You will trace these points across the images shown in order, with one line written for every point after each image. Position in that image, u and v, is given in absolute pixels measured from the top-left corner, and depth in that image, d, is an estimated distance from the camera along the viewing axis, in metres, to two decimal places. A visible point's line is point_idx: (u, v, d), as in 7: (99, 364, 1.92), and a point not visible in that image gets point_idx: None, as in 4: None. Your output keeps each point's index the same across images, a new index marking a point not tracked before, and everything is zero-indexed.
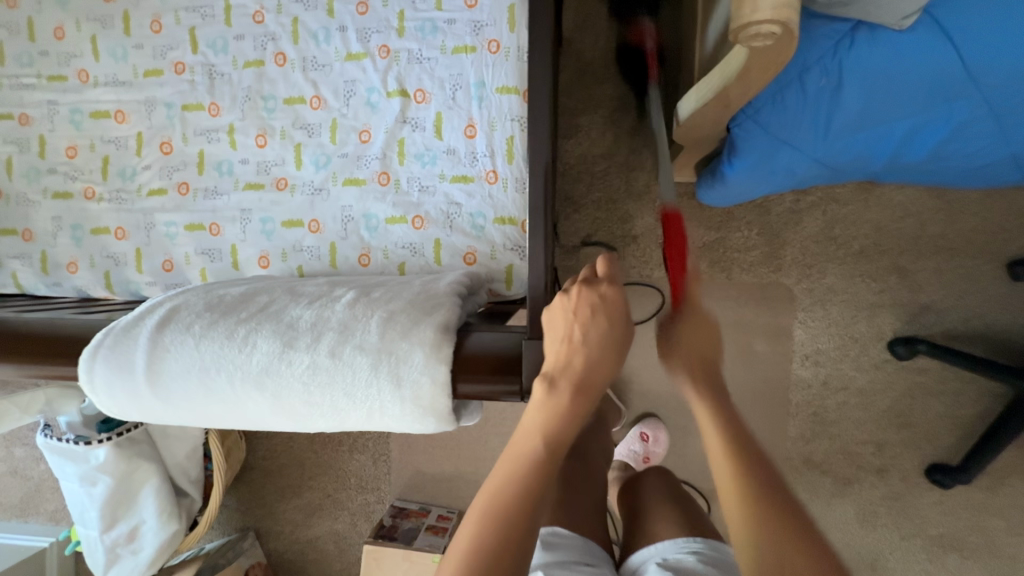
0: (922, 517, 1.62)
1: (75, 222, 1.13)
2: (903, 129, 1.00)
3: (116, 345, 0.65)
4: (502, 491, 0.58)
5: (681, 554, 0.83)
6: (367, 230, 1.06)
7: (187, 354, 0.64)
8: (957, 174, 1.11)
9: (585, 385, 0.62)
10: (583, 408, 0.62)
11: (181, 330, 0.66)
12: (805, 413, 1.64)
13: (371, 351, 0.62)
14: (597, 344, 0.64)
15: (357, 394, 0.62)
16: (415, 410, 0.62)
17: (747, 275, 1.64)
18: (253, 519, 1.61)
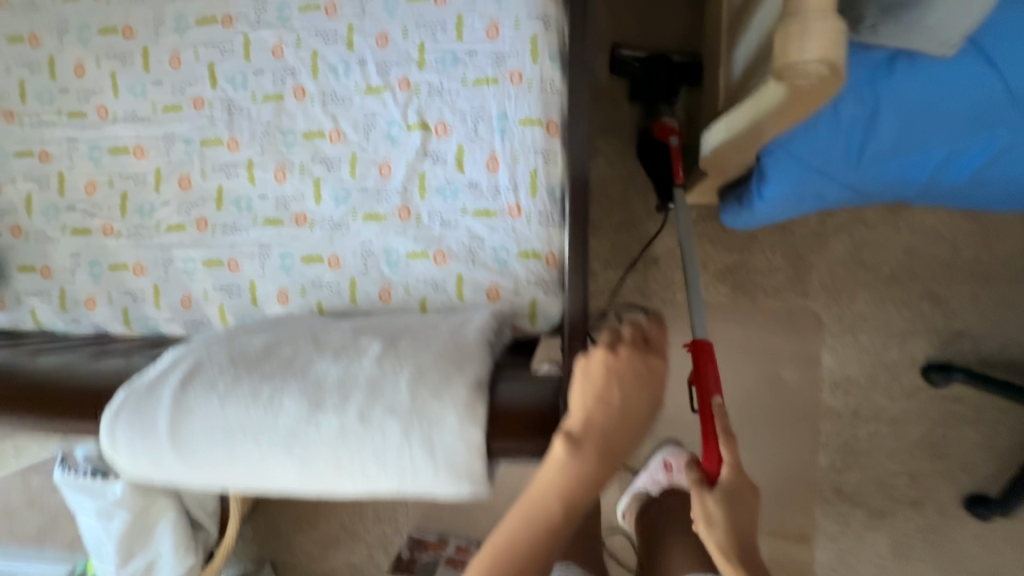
0: (960, 551, 1.56)
1: (94, 258, 1.12)
2: (941, 155, 0.97)
3: (139, 406, 0.63)
4: (517, 535, 0.61)
5: None
6: (388, 265, 1.03)
7: (211, 414, 0.62)
8: (997, 199, 1.06)
9: (610, 449, 0.64)
10: (604, 470, 0.64)
11: (204, 388, 0.64)
12: (836, 443, 1.60)
13: (402, 413, 0.60)
14: (629, 413, 0.66)
15: (388, 459, 0.60)
16: (448, 475, 0.59)
17: (771, 299, 1.61)
18: (268, 553, 1.56)
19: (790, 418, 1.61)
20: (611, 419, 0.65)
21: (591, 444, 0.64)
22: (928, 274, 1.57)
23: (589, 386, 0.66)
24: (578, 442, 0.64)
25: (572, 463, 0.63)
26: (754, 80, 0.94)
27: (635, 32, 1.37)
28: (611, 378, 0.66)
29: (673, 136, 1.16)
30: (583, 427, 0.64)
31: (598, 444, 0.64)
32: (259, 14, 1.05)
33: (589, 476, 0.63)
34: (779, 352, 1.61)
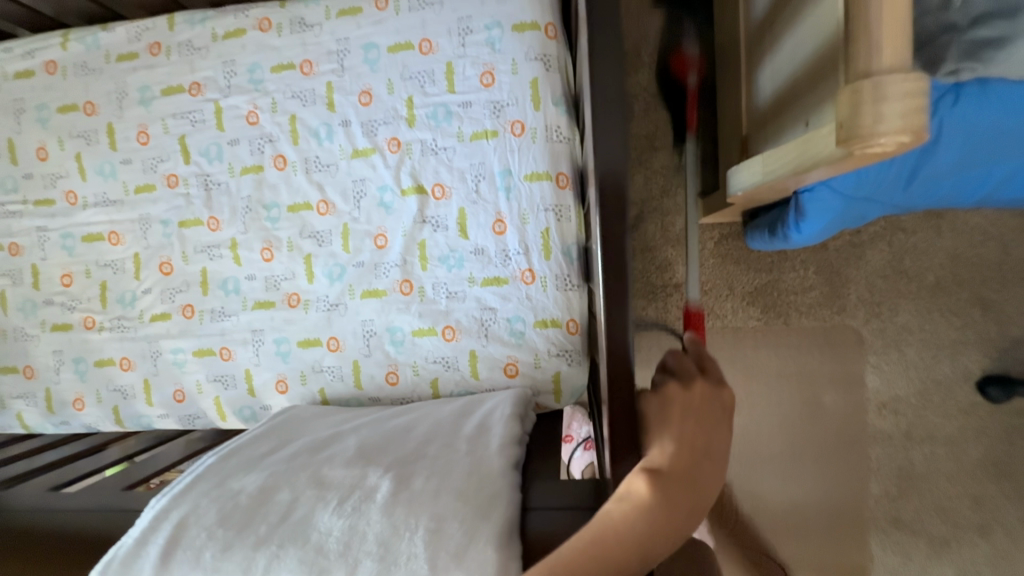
0: None
1: (78, 355, 1.04)
2: (1003, 171, 0.88)
3: None
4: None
5: None
6: (393, 344, 0.94)
7: None
8: None
9: (698, 492, 0.48)
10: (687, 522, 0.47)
11: (190, 562, 0.55)
12: (887, 467, 1.48)
13: None
14: (715, 457, 0.51)
15: None
16: None
17: (808, 319, 1.47)
18: None
19: (835, 445, 1.49)
20: (699, 466, 0.49)
21: (677, 494, 0.48)
22: (978, 279, 1.43)
23: (663, 423, 0.52)
24: (656, 484, 0.48)
25: (653, 516, 0.46)
26: (791, 112, 0.82)
27: (641, 46, 1.24)
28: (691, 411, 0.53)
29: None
30: (668, 464, 0.49)
31: (686, 488, 0.48)
32: (229, 79, 0.96)
33: (672, 534, 0.46)
34: (817, 375, 1.48)
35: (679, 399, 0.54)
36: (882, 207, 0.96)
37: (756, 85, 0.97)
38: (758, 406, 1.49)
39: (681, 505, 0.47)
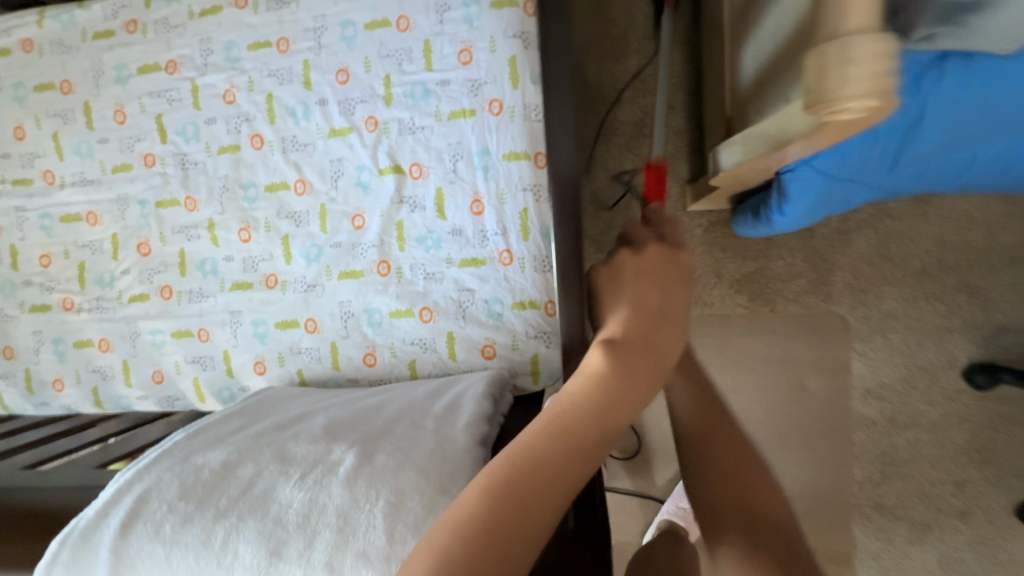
0: (1016, 561, 1.45)
1: (56, 336, 1.03)
2: (989, 153, 0.87)
3: (75, 562, 0.54)
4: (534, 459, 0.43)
5: None
6: (370, 325, 0.93)
7: (156, 568, 0.53)
8: None
9: (657, 354, 0.49)
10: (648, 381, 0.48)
11: (148, 535, 0.54)
12: (872, 454, 1.49)
13: (378, 562, 0.49)
14: (673, 322, 0.51)
15: None
16: None
17: (793, 306, 1.48)
18: None
19: (820, 432, 1.50)
20: (655, 327, 0.50)
21: (637, 360, 0.48)
22: (964, 265, 1.42)
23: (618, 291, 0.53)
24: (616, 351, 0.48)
25: (613, 380, 0.46)
26: (771, 91, 0.81)
27: (626, 28, 1.23)
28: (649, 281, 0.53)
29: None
30: (624, 330, 0.49)
31: (644, 353, 0.48)
32: (205, 57, 0.95)
33: (635, 400, 0.46)
34: (801, 361, 1.49)
35: (631, 268, 0.55)
36: (866, 189, 0.95)
37: (740, 65, 0.96)
38: (746, 393, 1.51)
39: (641, 371, 0.47)
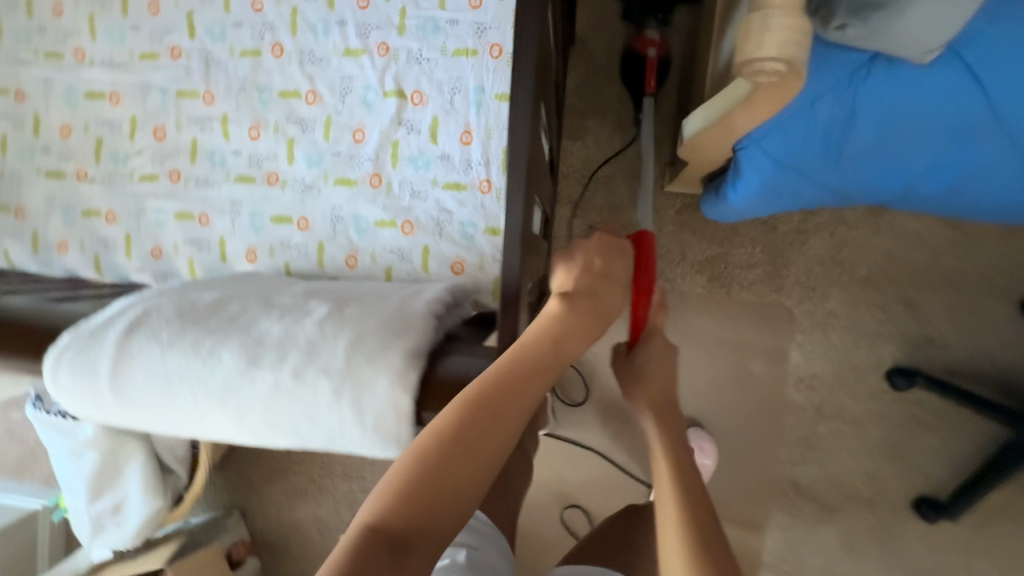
0: (908, 552, 1.59)
1: (67, 204, 1.12)
2: (921, 165, 1.00)
3: (85, 350, 0.66)
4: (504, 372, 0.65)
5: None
6: (356, 231, 1.04)
7: (152, 361, 0.64)
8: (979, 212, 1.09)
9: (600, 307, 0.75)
10: (589, 324, 0.73)
11: (148, 337, 0.65)
12: (795, 437, 1.62)
13: (334, 376, 0.61)
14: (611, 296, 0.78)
15: (319, 418, 0.61)
16: (380, 437, 0.62)
17: (747, 292, 1.61)
18: (238, 500, 1.84)
19: (751, 412, 1.63)
20: (598, 285, 0.77)
21: (583, 307, 0.74)
22: (907, 280, 1.54)
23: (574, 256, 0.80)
24: (568, 307, 0.73)
25: (564, 321, 0.72)
26: None
27: None
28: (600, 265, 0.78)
29: (655, 46, 1.39)
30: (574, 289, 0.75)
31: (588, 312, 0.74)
32: None
33: (578, 332, 0.72)
34: (746, 344, 1.62)
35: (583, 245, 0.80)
36: (814, 185, 1.07)
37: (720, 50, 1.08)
38: (690, 367, 1.64)
39: (585, 313, 0.74)
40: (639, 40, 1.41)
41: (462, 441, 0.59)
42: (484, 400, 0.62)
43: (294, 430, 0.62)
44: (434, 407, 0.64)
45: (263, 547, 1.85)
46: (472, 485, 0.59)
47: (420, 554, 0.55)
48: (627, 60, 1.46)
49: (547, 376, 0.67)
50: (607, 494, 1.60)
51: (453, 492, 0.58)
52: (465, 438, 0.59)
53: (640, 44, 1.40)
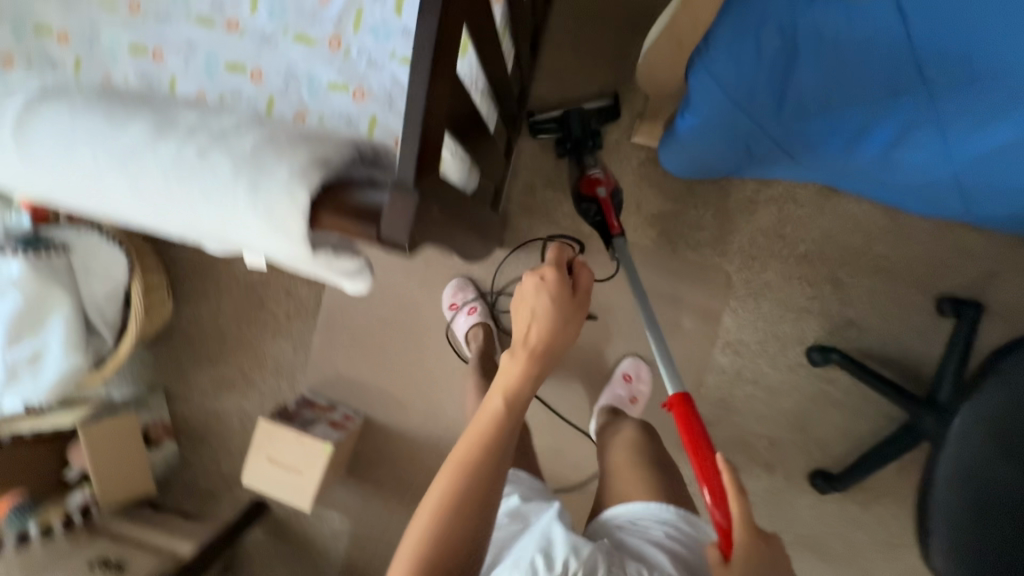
0: (795, 516, 1.68)
1: (15, 16, 1.08)
2: (854, 120, 1.11)
3: (22, 109, 0.81)
4: (476, 431, 0.89)
5: (656, 524, 1.01)
6: (308, 91, 1.04)
7: (74, 124, 0.79)
8: (901, 172, 1.22)
9: (533, 350, 0.94)
10: (533, 367, 0.93)
11: (77, 107, 0.80)
12: (712, 396, 1.70)
13: (229, 155, 0.74)
14: (558, 336, 0.97)
15: (208, 190, 0.74)
16: (270, 222, 0.70)
17: (692, 253, 1.67)
18: (163, 380, 1.87)
19: (674, 365, 1.70)
20: (537, 334, 0.96)
21: (523, 359, 0.94)
22: (840, 261, 1.63)
23: (521, 308, 1.01)
24: (519, 356, 0.94)
25: (512, 374, 0.92)
26: None
27: None
28: (540, 305, 0.98)
29: (601, 189, 1.42)
30: (519, 342, 0.95)
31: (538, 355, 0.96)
32: None
33: (517, 380, 0.92)
34: (680, 301, 1.68)
35: (527, 296, 1.01)
36: (756, 129, 1.18)
37: None
38: (625, 314, 1.70)
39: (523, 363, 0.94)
40: (584, 182, 1.45)
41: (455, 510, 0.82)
42: (464, 467, 0.85)
43: (186, 196, 0.75)
44: (330, 216, 0.69)
45: (182, 431, 1.87)
46: (465, 534, 0.81)
47: None
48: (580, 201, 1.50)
49: (509, 423, 0.90)
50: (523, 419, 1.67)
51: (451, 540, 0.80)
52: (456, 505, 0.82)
53: (588, 187, 1.44)
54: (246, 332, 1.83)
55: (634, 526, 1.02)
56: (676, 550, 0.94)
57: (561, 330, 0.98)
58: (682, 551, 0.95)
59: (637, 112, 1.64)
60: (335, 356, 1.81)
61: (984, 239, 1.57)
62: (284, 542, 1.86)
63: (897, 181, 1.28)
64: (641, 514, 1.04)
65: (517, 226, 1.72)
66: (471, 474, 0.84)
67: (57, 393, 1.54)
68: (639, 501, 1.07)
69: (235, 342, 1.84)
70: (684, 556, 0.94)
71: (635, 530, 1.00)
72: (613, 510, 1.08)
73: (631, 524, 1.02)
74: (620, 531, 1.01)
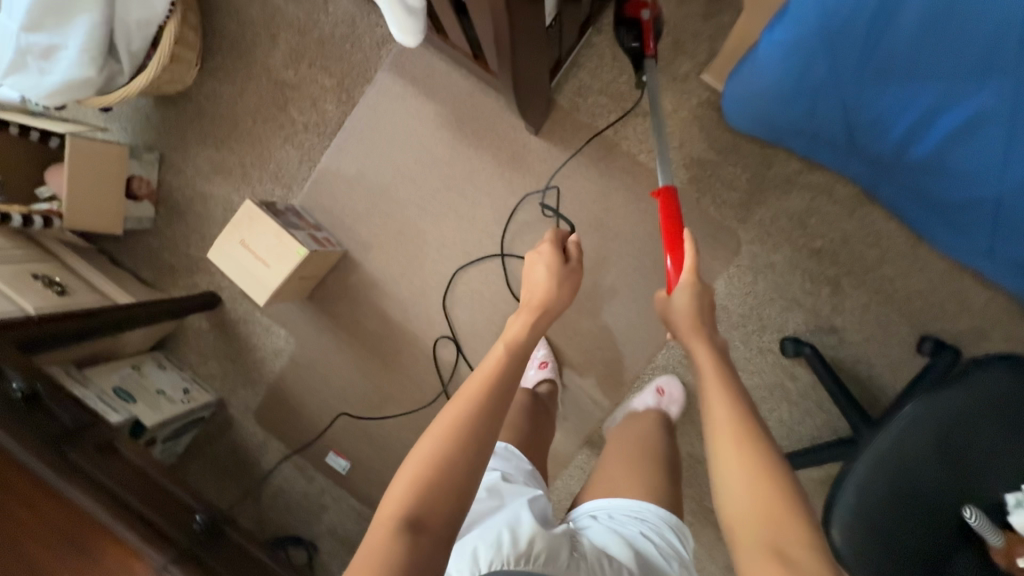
0: (708, 488, 1.72)
1: None
2: (932, 96, 1.08)
3: None
4: (478, 377, 0.86)
5: (629, 519, 1.02)
6: None
7: None
8: (951, 173, 1.21)
9: (534, 308, 1.09)
10: (534, 321, 1.05)
11: None
12: (679, 351, 1.70)
13: None
14: (555, 297, 1.13)
15: None
16: None
17: (713, 209, 1.66)
18: (162, 145, 1.82)
19: (654, 309, 1.70)
20: (536, 294, 1.13)
21: (524, 315, 1.07)
22: (849, 267, 1.63)
23: (525, 280, 1.19)
24: (523, 312, 1.08)
25: (517, 324, 1.04)
26: None
27: None
28: (539, 274, 1.17)
29: (646, 10, 1.39)
30: (524, 304, 1.12)
31: (539, 314, 1.08)
32: None
33: (519, 327, 1.02)
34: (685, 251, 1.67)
35: (529, 267, 1.20)
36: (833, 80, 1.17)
37: None
38: (628, 245, 1.70)
39: (521, 315, 1.07)
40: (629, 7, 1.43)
41: (464, 433, 0.77)
42: (473, 403, 0.81)
43: None
44: None
45: (164, 201, 1.84)
46: (466, 473, 0.75)
47: (429, 535, 0.70)
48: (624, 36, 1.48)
49: (512, 371, 0.89)
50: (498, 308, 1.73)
51: (450, 478, 0.74)
52: (469, 429, 0.78)
53: (632, 7, 1.41)
54: (259, 128, 1.79)
55: (609, 517, 1.03)
56: (640, 547, 0.96)
57: (555, 294, 1.13)
58: (652, 553, 0.96)
59: (714, 53, 1.62)
60: (337, 183, 1.77)
61: (986, 295, 1.58)
62: (225, 343, 1.86)
63: (943, 187, 1.27)
64: (618, 511, 1.04)
65: (560, 121, 1.70)
66: (479, 415, 0.80)
67: (60, 99, 1.49)
68: (622, 499, 1.06)
69: (245, 133, 1.80)
70: (652, 557, 0.96)
71: (609, 524, 1.01)
72: (592, 505, 1.09)
73: (603, 519, 1.03)
74: (594, 523, 1.03)
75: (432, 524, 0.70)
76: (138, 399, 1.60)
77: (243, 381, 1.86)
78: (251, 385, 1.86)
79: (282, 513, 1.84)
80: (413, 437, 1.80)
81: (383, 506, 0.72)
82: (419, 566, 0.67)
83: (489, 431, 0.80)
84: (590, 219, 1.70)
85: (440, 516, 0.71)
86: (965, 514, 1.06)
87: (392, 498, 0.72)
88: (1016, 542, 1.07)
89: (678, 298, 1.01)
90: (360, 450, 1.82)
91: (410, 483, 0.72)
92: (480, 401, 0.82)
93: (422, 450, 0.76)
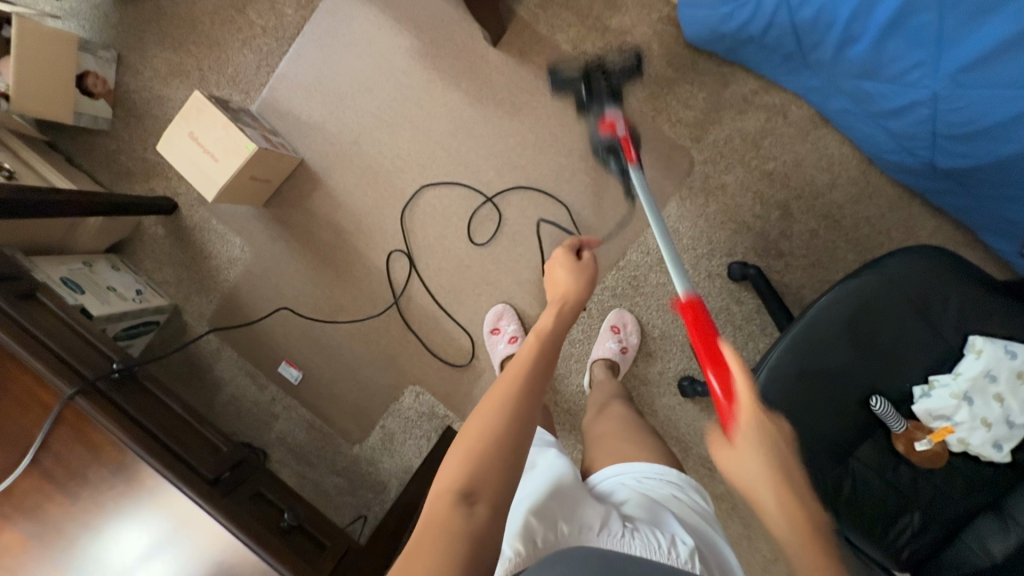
0: (651, 411, 1.71)
1: None
2: None
3: None
4: (512, 368, 0.81)
5: (657, 482, 0.97)
6: None
7: None
8: (895, 73, 1.19)
9: (561, 304, 0.98)
10: (561, 319, 0.96)
11: None
12: (628, 271, 1.71)
13: None
14: (578, 291, 1.01)
15: None
16: None
17: (668, 128, 1.66)
18: (121, 46, 1.81)
19: (606, 227, 1.70)
20: (558, 295, 1.02)
21: (549, 314, 0.96)
22: (799, 192, 1.63)
23: (549, 285, 1.07)
24: (550, 310, 0.97)
25: (541, 324, 0.93)
26: None
27: None
28: (561, 273, 1.05)
29: (619, 127, 1.40)
30: (550, 306, 1.00)
31: (564, 315, 0.97)
32: None
33: (545, 324, 0.93)
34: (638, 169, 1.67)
35: (551, 271, 1.08)
36: None
37: None
38: (582, 161, 1.69)
39: (547, 315, 0.96)
40: (602, 124, 1.45)
41: (511, 406, 0.74)
42: (508, 398, 0.75)
43: None
44: None
45: (120, 101, 1.82)
46: (515, 446, 0.70)
47: (483, 502, 0.64)
48: (606, 146, 1.50)
49: (545, 367, 0.84)
50: (452, 225, 1.75)
51: (496, 448, 0.69)
52: (515, 409, 0.74)
53: (606, 127, 1.42)
54: (218, 31, 1.78)
55: (639, 483, 0.97)
56: (682, 513, 0.90)
57: (579, 289, 1.02)
58: (690, 515, 0.91)
59: None
60: (295, 91, 1.76)
61: (933, 223, 1.58)
62: (182, 249, 1.87)
63: (881, 92, 1.26)
64: (646, 475, 0.98)
65: (518, 33, 1.68)
66: (521, 398, 0.76)
67: None
68: (643, 462, 1.02)
69: (203, 36, 1.78)
70: (690, 517, 0.90)
71: (640, 488, 0.95)
72: (611, 469, 1.03)
73: (633, 485, 0.96)
74: (622, 486, 0.97)
75: (484, 495, 0.65)
76: (87, 290, 1.61)
77: (199, 287, 1.87)
78: (206, 293, 1.87)
79: (235, 420, 1.86)
80: (362, 347, 1.82)
81: (437, 484, 0.67)
82: (480, 538, 0.61)
83: (535, 408, 0.76)
84: (545, 134, 1.69)
85: (490, 485, 0.66)
86: (871, 403, 1.08)
87: (446, 473, 0.67)
88: (915, 429, 1.08)
89: (739, 456, 0.66)
90: (311, 360, 1.84)
91: (460, 459, 0.68)
92: (516, 393, 0.76)
93: (472, 427, 0.71)
